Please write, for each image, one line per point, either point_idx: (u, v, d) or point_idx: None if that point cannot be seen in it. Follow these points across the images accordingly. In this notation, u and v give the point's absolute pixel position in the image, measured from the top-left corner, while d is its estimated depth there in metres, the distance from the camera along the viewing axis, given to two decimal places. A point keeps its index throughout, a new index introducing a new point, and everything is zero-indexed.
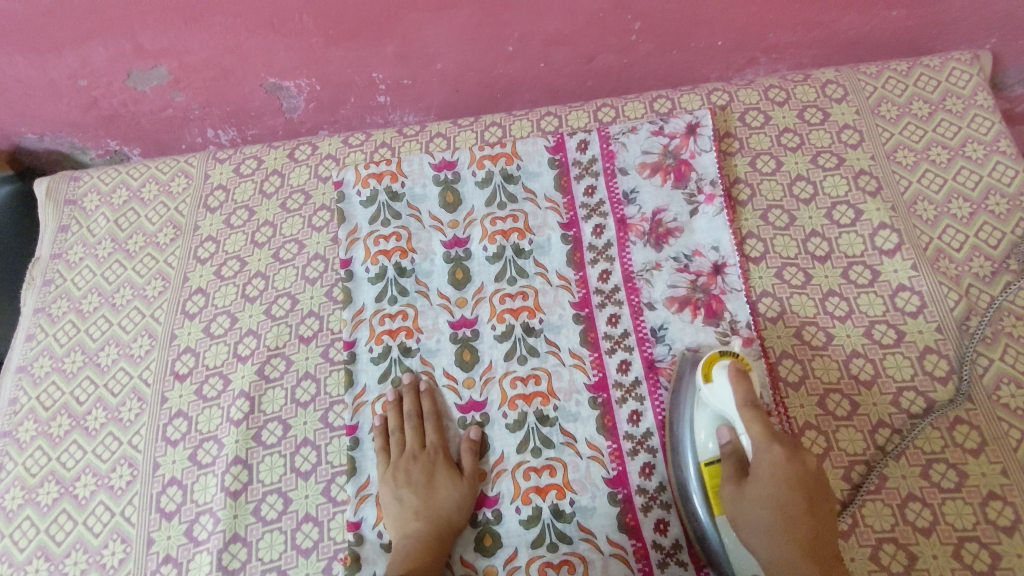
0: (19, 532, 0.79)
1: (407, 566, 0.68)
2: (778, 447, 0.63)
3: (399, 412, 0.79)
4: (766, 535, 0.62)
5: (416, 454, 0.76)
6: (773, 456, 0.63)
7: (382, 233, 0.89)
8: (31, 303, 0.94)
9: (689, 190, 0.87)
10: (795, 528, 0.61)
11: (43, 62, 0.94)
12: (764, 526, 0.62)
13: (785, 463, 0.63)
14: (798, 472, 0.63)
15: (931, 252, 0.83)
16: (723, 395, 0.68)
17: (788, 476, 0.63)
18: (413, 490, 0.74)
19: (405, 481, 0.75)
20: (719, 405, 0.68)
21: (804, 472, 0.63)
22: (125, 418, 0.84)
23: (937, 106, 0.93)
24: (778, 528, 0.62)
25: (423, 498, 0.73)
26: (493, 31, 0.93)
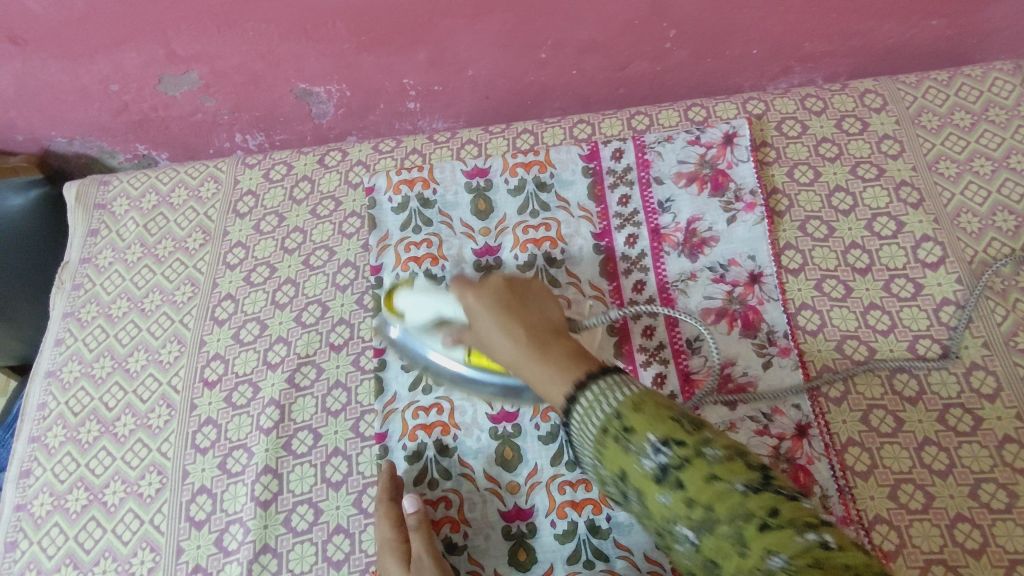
0: (47, 540, 0.78)
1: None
2: (471, 283, 0.63)
3: (393, 523, 0.71)
4: (506, 336, 0.57)
5: (405, 565, 0.68)
6: (478, 298, 0.61)
7: (413, 240, 0.88)
8: (61, 307, 0.94)
9: (726, 198, 0.86)
10: (546, 347, 0.55)
11: (76, 66, 0.94)
12: (503, 337, 0.57)
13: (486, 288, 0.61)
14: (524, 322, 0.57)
15: (976, 265, 0.81)
16: (422, 300, 0.73)
17: (490, 295, 0.60)
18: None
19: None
20: (418, 313, 0.73)
21: (500, 287, 0.61)
22: (154, 425, 0.83)
23: (979, 117, 0.91)
24: (510, 317, 0.58)
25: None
26: (526, 38, 0.93)
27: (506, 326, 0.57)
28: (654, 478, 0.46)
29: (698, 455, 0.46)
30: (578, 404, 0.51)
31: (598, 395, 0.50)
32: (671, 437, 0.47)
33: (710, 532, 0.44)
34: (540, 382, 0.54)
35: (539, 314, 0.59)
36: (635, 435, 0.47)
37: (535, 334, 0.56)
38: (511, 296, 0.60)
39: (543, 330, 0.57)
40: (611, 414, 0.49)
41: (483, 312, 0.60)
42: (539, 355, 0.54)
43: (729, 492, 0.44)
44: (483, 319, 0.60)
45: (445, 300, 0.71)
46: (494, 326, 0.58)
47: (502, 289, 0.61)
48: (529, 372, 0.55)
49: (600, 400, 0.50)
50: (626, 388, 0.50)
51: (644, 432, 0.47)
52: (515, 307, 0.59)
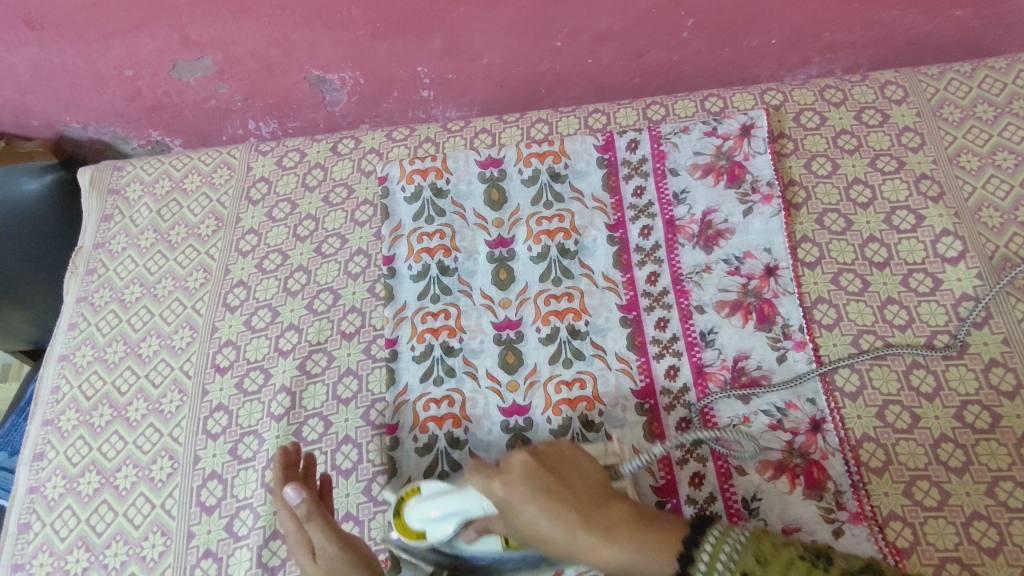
0: (59, 522, 0.79)
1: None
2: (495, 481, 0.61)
3: (291, 516, 0.66)
4: (556, 519, 0.59)
5: (314, 558, 0.65)
6: (506, 488, 0.60)
7: (426, 230, 0.87)
8: (75, 292, 0.95)
9: (743, 190, 0.85)
10: (613, 528, 0.58)
11: (91, 51, 0.94)
12: (549, 522, 0.59)
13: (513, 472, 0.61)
14: (572, 493, 0.60)
15: (997, 260, 0.80)
16: (447, 501, 0.65)
17: (526, 467, 0.61)
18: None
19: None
20: (443, 520, 0.66)
21: (522, 473, 0.61)
22: (166, 409, 0.83)
23: (1003, 109, 0.89)
24: (560, 504, 0.59)
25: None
26: (542, 26, 0.92)
27: (559, 500, 0.59)
28: None
29: (840, 569, 0.50)
30: (703, 551, 0.54)
31: (728, 547, 0.53)
32: (810, 570, 0.50)
33: None
34: (630, 565, 0.56)
35: (569, 476, 0.63)
36: (767, 572, 0.51)
37: (587, 512, 0.59)
38: (540, 465, 0.62)
39: (588, 499, 0.60)
40: (744, 565, 0.52)
41: (524, 499, 0.59)
42: (604, 539, 0.57)
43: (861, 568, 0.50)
44: (523, 508, 0.59)
45: (466, 499, 0.64)
46: (537, 514, 0.59)
47: (533, 468, 0.61)
48: (612, 558, 0.57)
49: (725, 544, 0.53)
50: (738, 535, 0.54)
51: (778, 569, 0.51)
52: (551, 482, 0.61)
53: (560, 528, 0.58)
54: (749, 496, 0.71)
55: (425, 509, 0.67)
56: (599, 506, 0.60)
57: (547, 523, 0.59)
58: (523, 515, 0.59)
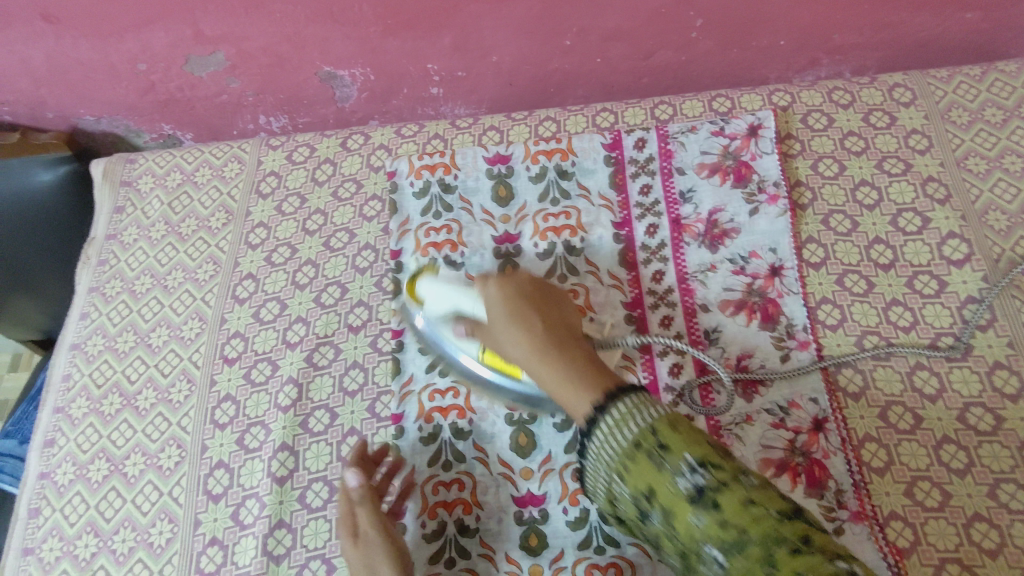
0: (69, 507, 0.80)
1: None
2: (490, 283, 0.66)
3: (346, 497, 0.72)
4: (519, 329, 0.60)
5: (354, 540, 0.69)
6: (507, 338, 0.62)
7: (433, 225, 0.88)
8: (87, 282, 0.96)
9: (749, 190, 0.85)
10: (562, 347, 0.58)
11: (106, 45, 0.95)
12: (518, 336, 0.60)
13: (502, 288, 0.65)
14: (543, 327, 0.60)
15: (1003, 264, 0.80)
16: (443, 291, 0.72)
17: (510, 286, 0.65)
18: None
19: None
20: (438, 303, 0.73)
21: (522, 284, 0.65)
22: (175, 399, 0.84)
23: (1012, 113, 0.89)
24: (524, 322, 0.61)
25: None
26: (552, 24, 0.92)
27: (521, 319, 0.61)
28: (689, 499, 0.45)
29: (737, 482, 0.46)
30: (608, 415, 0.50)
31: (624, 412, 0.50)
32: (708, 462, 0.46)
33: (740, 552, 0.43)
34: (558, 394, 0.56)
35: (556, 316, 0.63)
36: (671, 453, 0.47)
37: (560, 341, 0.59)
38: (531, 295, 0.64)
39: (556, 331, 0.60)
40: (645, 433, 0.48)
41: (497, 318, 0.63)
42: (560, 355, 0.57)
43: (766, 518, 0.44)
44: (496, 309, 0.64)
45: (461, 291, 0.71)
46: (506, 322, 0.62)
47: (523, 294, 0.64)
48: (542, 377, 0.57)
49: (632, 416, 0.50)
50: (653, 410, 0.50)
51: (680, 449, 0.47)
52: (534, 310, 0.62)
53: (524, 347, 0.59)
54: None
55: (428, 289, 0.74)
56: (566, 336, 0.60)
57: (518, 348, 0.60)
58: (494, 316, 0.64)
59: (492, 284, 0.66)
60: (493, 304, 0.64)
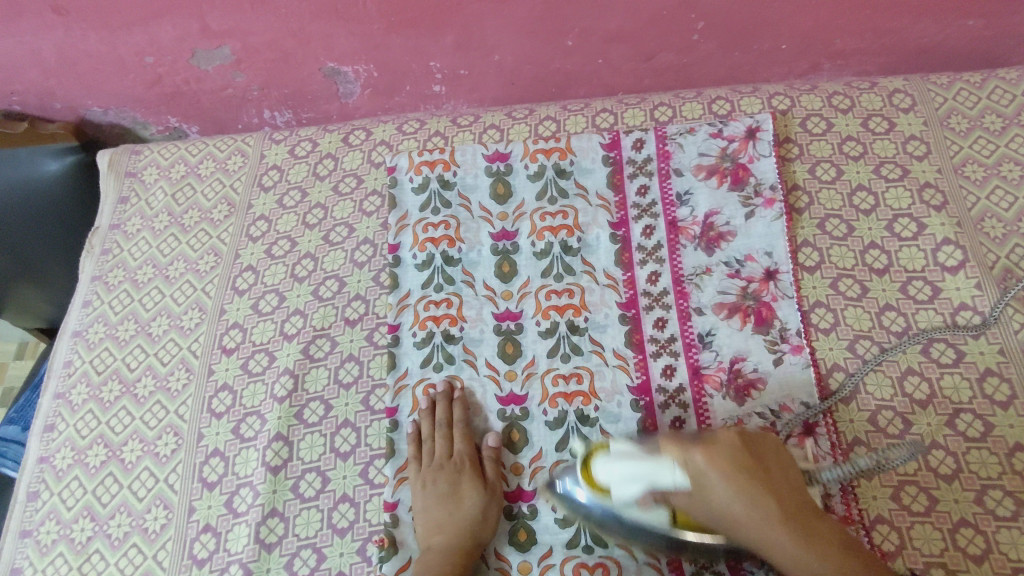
0: (66, 491, 0.82)
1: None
2: (695, 451, 0.62)
3: (446, 455, 0.76)
4: (753, 506, 0.60)
5: (451, 498, 0.73)
6: (709, 461, 0.61)
7: (431, 220, 0.89)
8: (90, 270, 0.97)
9: (745, 193, 0.86)
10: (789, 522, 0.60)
11: (114, 37, 0.96)
12: (752, 502, 0.60)
13: (716, 457, 0.62)
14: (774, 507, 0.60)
15: (997, 271, 0.80)
16: (629, 471, 0.63)
17: (731, 457, 0.62)
18: (439, 502, 0.73)
19: (433, 492, 0.74)
20: (627, 488, 0.63)
21: (731, 446, 0.63)
22: (173, 387, 0.86)
23: (1011, 121, 0.89)
24: (757, 491, 0.61)
25: (450, 510, 0.72)
26: (554, 24, 0.93)
27: (750, 492, 0.60)
28: None
29: None
30: None
31: None
32: None
33: None
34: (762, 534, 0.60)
35: (761, 451, 0.64)
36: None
37: (787, 514, 0.60)
38: (747, 459, 0.62)
39: (784, 496, 0.61)
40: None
41: (715, 480, 0.61)
42: (803, 538, 0.59)
43: None
44: (711, 483, 0.61)
45: (654, 464, 0.62)
46: (734, 501, 0.60)
47: (735, 444, 0.63)
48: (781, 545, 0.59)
49: None
50: None
51: None
52: (751, 469, 0.62)
53: (753, 498, 0.60)
54: None
55: (614, 480, 0.64)
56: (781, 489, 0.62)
57: (738, 502, 0.60)
58: (712, 488, 0.61)
59: (699, 456, 0.62)
60: (709, 475, 0.61)
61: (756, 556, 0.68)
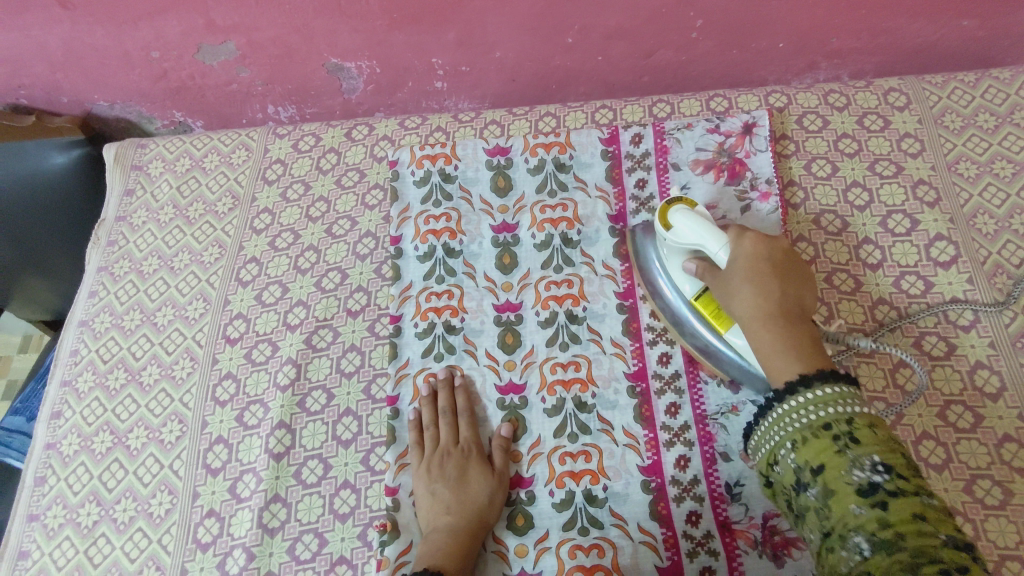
0: (73, 477, 0.83)
1: (440, 557, 0.68)
2: (748, 243, 0.70)
3: (452, 440, 0.77)
4: (755, 288, 0.67)
5: (456, 482, 0.74)
6: (751, 245, 0.70)
7: (433, 213, 0.90)
8: (96, 261, 0.99)
9: (742, 187, 0.87)
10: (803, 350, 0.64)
11: (121, 32, 0.98)
12: (753, 295, 0.67)
13: (752, 252, 0.69)
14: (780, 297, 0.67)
15: (988, 266, 0.81)
16: (695, 225, 0.73)
17: (760, 253, 0.70)
18: (445, 485, 0.74)
19: (439, 475, 0.75)
20: (685, 234, 0.73)
21: (772, 254, 0.70)
22: (178, 376, 0.87)
23: (1004, 119, 0.90)
24: (770, 294, 0.67)
25: (457, 492, 0.73)
26: (554, 22, 0.94)
27: (762, 284, 0.67)
28: (858, 488, 0.54)
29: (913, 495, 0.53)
30: (805, 393, 0.61)
31: (824, 395, 0.60)
32: (892, 467, 0.54)
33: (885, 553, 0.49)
34: (764, 351, 0.66)
35: (795, 294, 0.68)
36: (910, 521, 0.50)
37: (783, 311, 0.66)
38: (778, 261, 0.70)
39: (797, 319, 0.67)
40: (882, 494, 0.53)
41: (743, 262, 0.69)
42: (782, 327, 0.65)
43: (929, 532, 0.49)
44: (737, 263, 0.69)
45: (710, 232, 0.72)
46: (744, 279, 0.68)
47: (773, 252, 0.70)
48: (761, 339, 0.66)
49: (829, 403, 0.60)
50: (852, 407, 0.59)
51: (869, 448, 0.55)
52: (783, 283, 0.68)
53: (761, 295, 0.67)
54: (732, 480, 0.73)
55: (678, 222, 0.74)
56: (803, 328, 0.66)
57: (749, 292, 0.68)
58: (732, 271, 0.69)
59: (748, 242, 0.70)
60: (737, 261, 0.69)
61: (750, 538, 0.70)
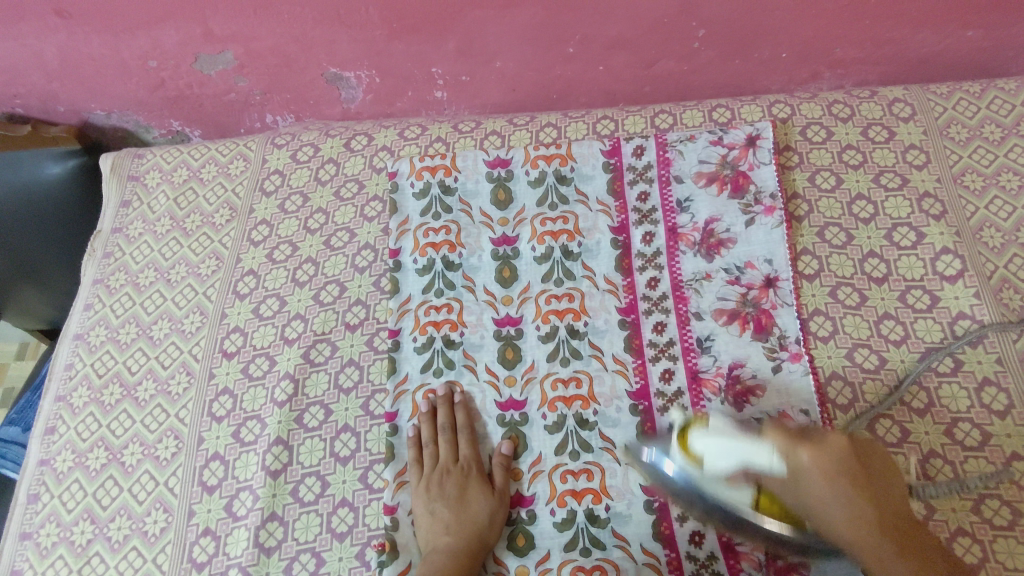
0: (67, 494, 0.82)
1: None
2: (802, 451, 0.61)
3: (452, 457, 0.77)
4: (840, 501, 0.60)
5: (457, 501, 0.73)
6: (815, 460, 0.61)
7: (432, 225, 0.89)
8: (92, 273, 0.98)
9: (745, 201, 0.86)
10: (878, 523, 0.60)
11: (118, 42, 0.97)
12: (850, 502, 0.60)
13: (817, 463, 0.61)
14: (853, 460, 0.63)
15: (995, 281, 0.80)
16: (718, 445, 0.64)
17: (835, 463, 0.61)
18: (446, 504, 0.74)
19: (439, 494, 0.74)
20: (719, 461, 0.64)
21: (841, 455, 0.62)
22: (174, 391, 0.86)
23: (1010, 131, 0.89)
24: (857, 497, 0.60)
25: (457, 512, 0.73)
26: (555, 31, 0.93)
27: (845, 484, 0.61)
28: None
29: None
30: None
31: None
32: None
33: None
34: (841, 515, 0.61)
35: (879, 488, 0.62)
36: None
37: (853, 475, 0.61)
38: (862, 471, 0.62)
39: (870, 488, 0.62)
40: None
41: (823, 479, 0.60)
42: (872, 529, 0.60)
43: None
44: (812, 485, 0.61)
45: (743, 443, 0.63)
46: (831, 497, 0.60)
47: (845, 456, 0.62)
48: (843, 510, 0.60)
49: None
50: None
51: None
52: (861, 479, 0.62)
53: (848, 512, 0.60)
54: None
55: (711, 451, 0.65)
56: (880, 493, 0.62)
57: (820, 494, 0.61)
58: (807, 482, 0.61)
59: (805, 454, 0.61)
60: (806, 472, 0.61)
61: (754, 561, 0.69)
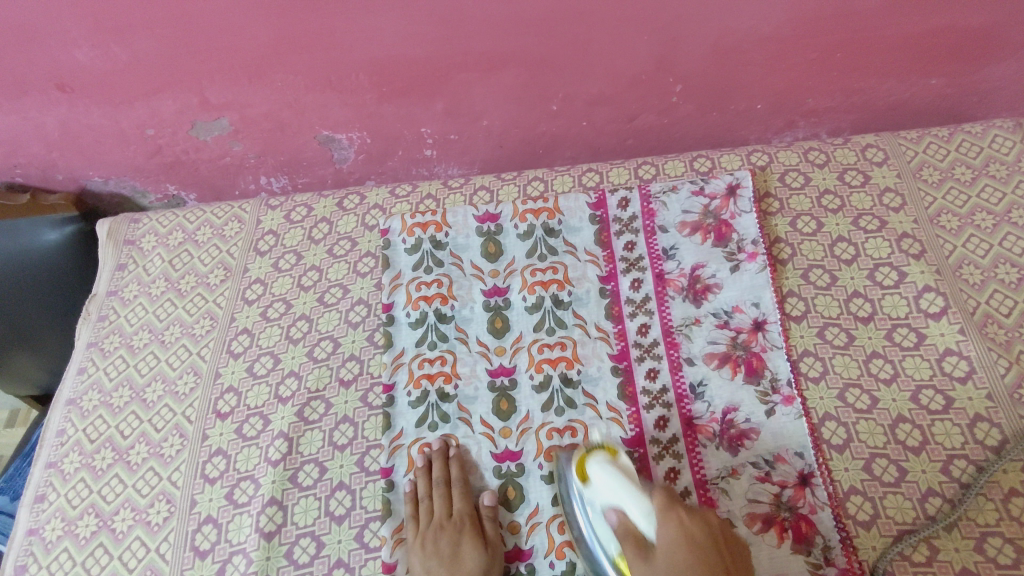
0: (55, 565, 0.80)
1: None
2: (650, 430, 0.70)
3: (447, 511, 0.76)
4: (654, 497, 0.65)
5: (452, 558, 0.72)
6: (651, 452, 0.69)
7: (424, 279, 0.91)
8: (86, 337, 0.98)
9: (729, 249, 0.88)
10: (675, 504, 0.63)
11: (117, 113, 1.00)
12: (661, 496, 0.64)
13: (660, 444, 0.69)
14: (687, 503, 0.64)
15: (978, 316, 0.82)
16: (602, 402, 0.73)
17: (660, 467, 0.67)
18: (441, 562, 0.73)
19: (433, 552, 0.73)
20: (606, 494, 0.68)
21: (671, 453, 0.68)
22: (166, 454, 0.85)
23: (980, 171, 0.93)
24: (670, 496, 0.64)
25: (452, 570, 0.72)
26: (539, 91, 0.97)
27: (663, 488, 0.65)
28: None
29: None
30: None
31: None
32: None
33: None
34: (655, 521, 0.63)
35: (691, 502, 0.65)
36: None
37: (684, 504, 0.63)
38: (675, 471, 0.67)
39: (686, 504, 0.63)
40: None
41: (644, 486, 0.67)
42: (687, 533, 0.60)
43: None
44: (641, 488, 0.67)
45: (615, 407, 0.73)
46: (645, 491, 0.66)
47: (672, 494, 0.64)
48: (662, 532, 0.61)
49: None
50: None
51: None
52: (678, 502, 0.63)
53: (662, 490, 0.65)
54: None
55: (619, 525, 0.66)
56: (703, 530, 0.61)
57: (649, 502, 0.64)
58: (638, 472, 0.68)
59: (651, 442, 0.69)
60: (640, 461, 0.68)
61: None
